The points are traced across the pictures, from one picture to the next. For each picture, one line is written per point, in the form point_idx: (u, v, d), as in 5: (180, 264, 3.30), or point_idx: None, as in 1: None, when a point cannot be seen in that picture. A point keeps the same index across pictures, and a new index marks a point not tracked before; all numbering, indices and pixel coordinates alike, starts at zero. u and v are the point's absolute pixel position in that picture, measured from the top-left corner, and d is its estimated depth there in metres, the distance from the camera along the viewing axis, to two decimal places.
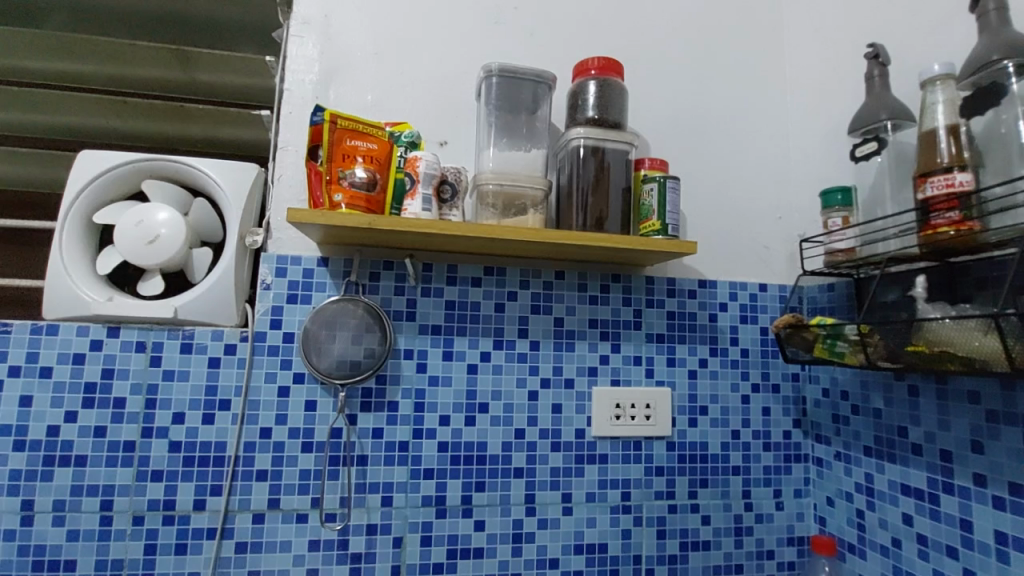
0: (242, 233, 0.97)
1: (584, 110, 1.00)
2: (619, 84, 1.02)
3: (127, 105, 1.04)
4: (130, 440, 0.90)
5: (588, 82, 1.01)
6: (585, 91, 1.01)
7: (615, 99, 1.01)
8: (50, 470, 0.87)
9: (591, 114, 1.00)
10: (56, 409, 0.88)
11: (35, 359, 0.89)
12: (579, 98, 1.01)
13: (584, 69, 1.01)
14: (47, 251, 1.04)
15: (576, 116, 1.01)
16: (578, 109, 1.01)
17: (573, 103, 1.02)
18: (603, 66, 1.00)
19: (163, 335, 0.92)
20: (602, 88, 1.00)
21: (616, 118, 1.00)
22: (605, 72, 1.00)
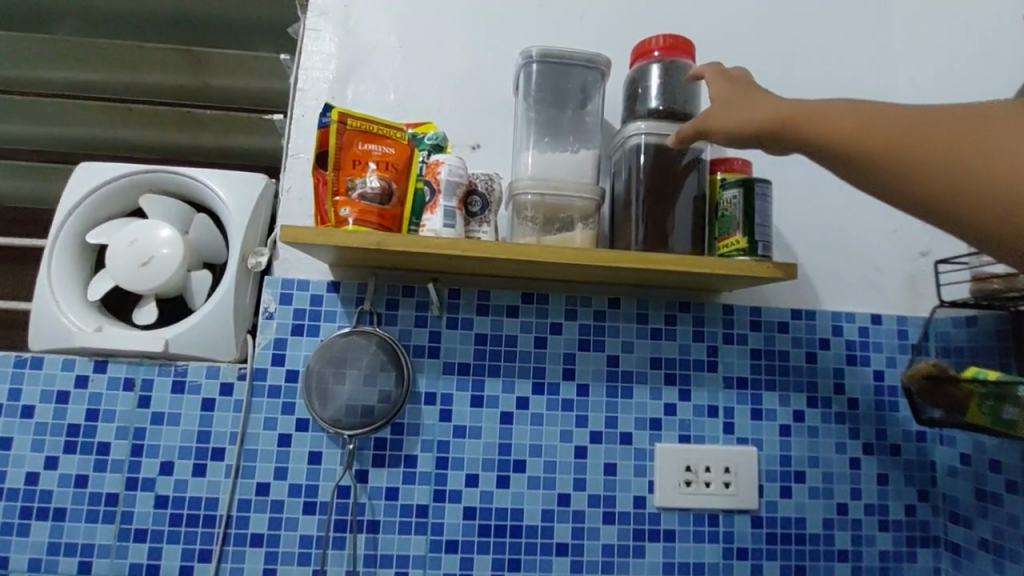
0: (246, 252, 0.84)
1: (647, 99, 0.81)
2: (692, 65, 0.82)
3: (135, 112, 0.95)
4: (114, 492, 0.78)
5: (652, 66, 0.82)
6: (647, 76, 0.82)
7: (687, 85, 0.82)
8: (26, 524, 0.77)
9: (656, 103, 0.81)
10: (36, 454, 0.78)
11: (17, 397, 0.79)
12: (640, 85, 0.83)
13: (645, 51, 0.82)
14: None
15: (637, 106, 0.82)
16: (640, 98, 0.82)
17: (632, 93, 0.83)
18: (670, 45, 0.81)
19: (154, 371, 0.81)
20: (669, 71, 0.82)
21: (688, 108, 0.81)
22: (673, 53, 0.81)
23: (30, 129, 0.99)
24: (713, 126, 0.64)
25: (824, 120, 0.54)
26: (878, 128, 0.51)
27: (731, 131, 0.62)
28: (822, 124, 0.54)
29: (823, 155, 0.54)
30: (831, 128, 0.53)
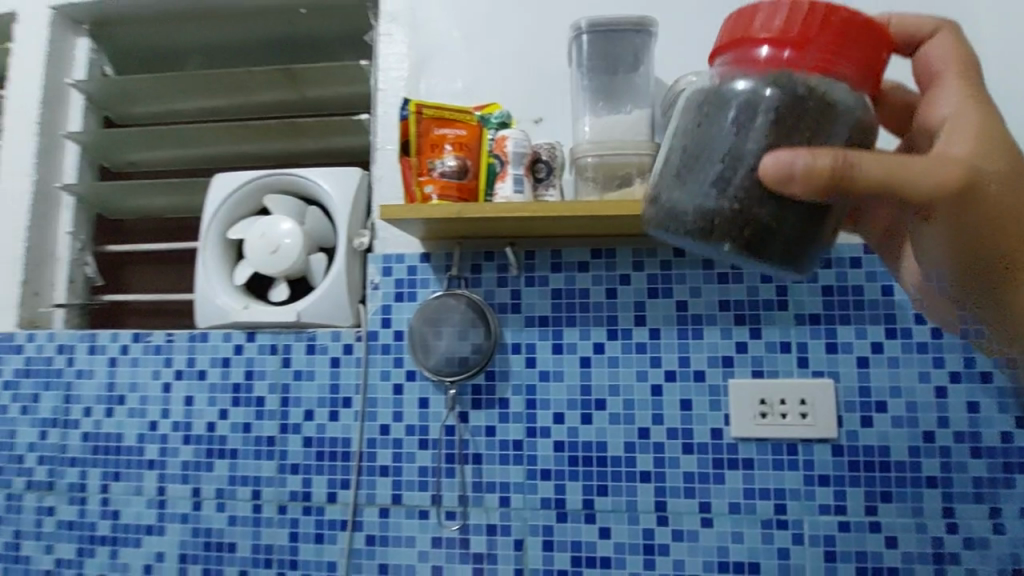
0: (354, 236, 0.99)
1: (727, 159, 0.51)
2: (860, 111, 0.49)
3: (251, 128, 1.14)
4: (271, 435, 0.96)
5: (761, 91, 0.49)
6: (749, 93, 0.50)
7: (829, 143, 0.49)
8: (210, 462, 0.97)
9: (741, 180, 0.50)
10: (212, 407, 0.98)
11: (193, 363, 1.00)
12: (735, 109, 0.50)
13: (796, 15, 0.47)
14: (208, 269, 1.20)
15: (721, 159, 0.51)
16: (725, 135, 0.51)
17: (711, 123, 0.52)
18: (841, 28, 0.47)
19: (291, 338, 0.98)
20: (794, 116, 0.48)
21: (795, 220, 0.50)
22: (807, 56, 0.47)
23: (175, 152, 1.21)
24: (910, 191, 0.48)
25: None
26: None
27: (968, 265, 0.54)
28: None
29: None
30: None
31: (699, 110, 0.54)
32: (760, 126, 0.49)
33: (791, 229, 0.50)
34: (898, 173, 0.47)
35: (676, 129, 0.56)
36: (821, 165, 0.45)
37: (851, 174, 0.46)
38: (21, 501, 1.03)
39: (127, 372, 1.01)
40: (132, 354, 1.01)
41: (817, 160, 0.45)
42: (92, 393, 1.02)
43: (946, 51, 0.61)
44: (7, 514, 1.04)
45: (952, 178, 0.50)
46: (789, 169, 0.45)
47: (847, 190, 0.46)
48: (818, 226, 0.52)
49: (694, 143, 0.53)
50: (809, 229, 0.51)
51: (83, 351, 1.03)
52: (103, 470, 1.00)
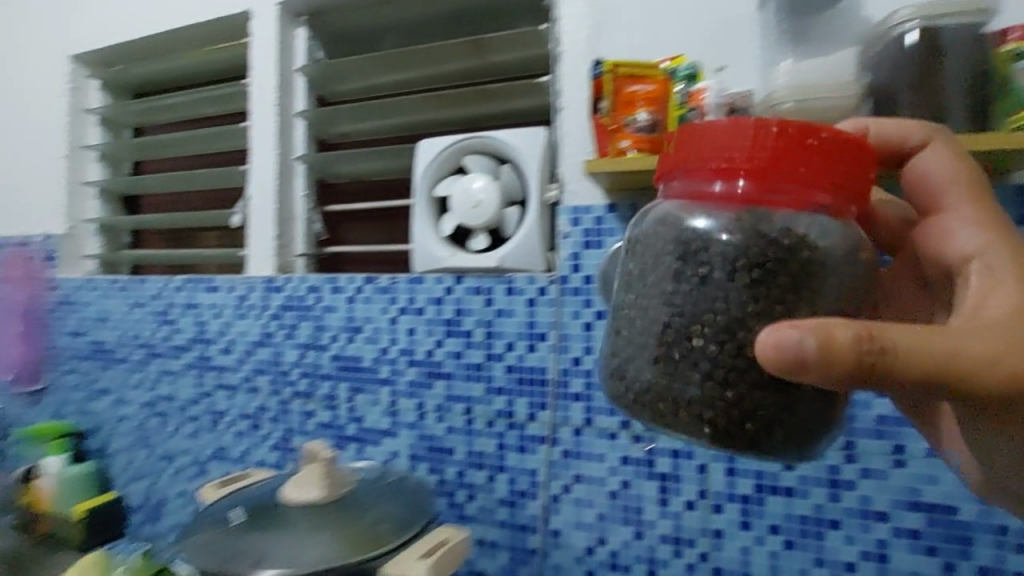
0: (545, 192, 1.12)
1: (693, 324, 0.52)
2: (828, 264, 0.52)
3: (444, 97, 1.29)
4: (479, 362, 1.14)
5: (718, 235, 0.52)
6: (715, 244, 0.52)
7: (804, 307, 0.51)
8: (431, 381, 1.18)
9: (711, 353, 0.51)
10: (430, 337, 1.18)
11: (414, 301, 1.20)
12: (705, 258, 0.52)
13: (751, 139, 0.49)
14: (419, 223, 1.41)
15: (678, 331, 0.52)
16: (679, 301, 0.53)
17: (661, 278, 0.55)
18: (817, 148, 0.48)
19: (494, 281, 1.13)
20: (768, 273, 0.50)
21: (772, 403, 0.51)
22: (762, 182, 0.50)
23: (379, 123, 1.42)
24: (948, 366, 0.45)
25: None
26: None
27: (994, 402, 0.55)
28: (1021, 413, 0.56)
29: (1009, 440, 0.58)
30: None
31: (667, 249, 0.55)
32: (727, 289, 0.51)
33: (768, 414, 0.51)
34: (923, 346, 0.45)
35: (630, 277, 0.59)
36: (835, 347, 0.42)
37: (875, 357, 0.43)
38: (289, 406, 1.32)
39: (363, 308, 1.24)
40: (365, 293, 1.24)
41: (832, 332, 0.42)
42: (337, 323, 1.27)
43: (940, 168, 0.62)
44: (280, 416, 1.33)
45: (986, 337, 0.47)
46: (795, 351, 0.42)
47: (876, 373, 0.43)
48: (801, 408, 0.52)
49: (643, 303, 0.56)
50: (791, 402, 0.51)
51: (328, 291, 1.28)
52: (349, 384, 1.26)
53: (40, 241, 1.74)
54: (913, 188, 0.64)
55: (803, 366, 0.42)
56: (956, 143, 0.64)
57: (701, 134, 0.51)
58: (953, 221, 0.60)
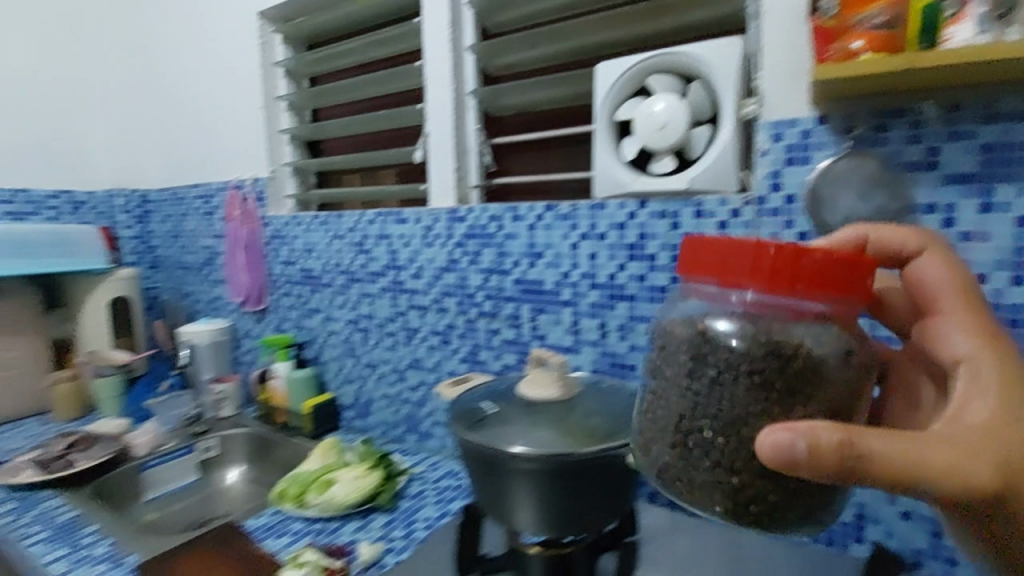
0: (742, 106, 1.06)
1: (699, 419, 0.67)
2: (826, 361, 0.66)
3: (621, 14, 1.25)
4: (664, 284, 1.17)
5: (730, 339, 0.67)
6: (727, 348, 0.66)
7: (805, 399, 0.64)
8: (614, 303, 1.24)
9: (717, 444, 0.66)
10: (612, 261, 1.23)
11: (596, 226, 1.24)
12: (713, 361, 0.67)
13: (753, 255, 0.61)
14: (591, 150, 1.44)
15: (692, 422, 0.68)
16: (693, 399, 0.68)
17: (676, 381, 0.71)
18: (812, 267, 0.59)
19: (681, 205, 1.13)
20: (766, 377, 0.64)
21: (773, 485, 0.65)
22: (770, 282, 0.60)
23: (548, 51, 1.42)
24: (924, 472, 0.57)
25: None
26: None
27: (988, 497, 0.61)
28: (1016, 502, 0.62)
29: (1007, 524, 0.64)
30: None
31: (685, 348, 0.71)
32: (735, 390, 0.65)
33: (771, 494, 0.65)
34: (898, 456, 0.57)
35: (659, 362, 0.74)
36: (823, 448, 0.54)
37: (852, 459, 0.55)
38: (476, 324, 1.48)
39: (544, 234, 1.32)
40: (546, 221, 1.31)
41: (819, 435, 0.55)
42: (519, 250, 1.37)
43: (940, 276, 0.77)
44: (467, 333, 1.50)
45: (965, 458, 0.59)
46: (789, 450, 0.55)
47: (853, 472, 0.55)
48: (799, 487, 0.66)
49: (665, 394, 0.72)
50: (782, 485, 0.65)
51: (509, 220, 1.38)
52: (532, 306, 1.37)
53: (250, 184, 2.02)
54: (919, 293, 0.79)
55: (799, 466, 0.55)
56: (950, 253, 0.79)
57: (713, 247, 0.65)
58: (953, 331, 0.74)
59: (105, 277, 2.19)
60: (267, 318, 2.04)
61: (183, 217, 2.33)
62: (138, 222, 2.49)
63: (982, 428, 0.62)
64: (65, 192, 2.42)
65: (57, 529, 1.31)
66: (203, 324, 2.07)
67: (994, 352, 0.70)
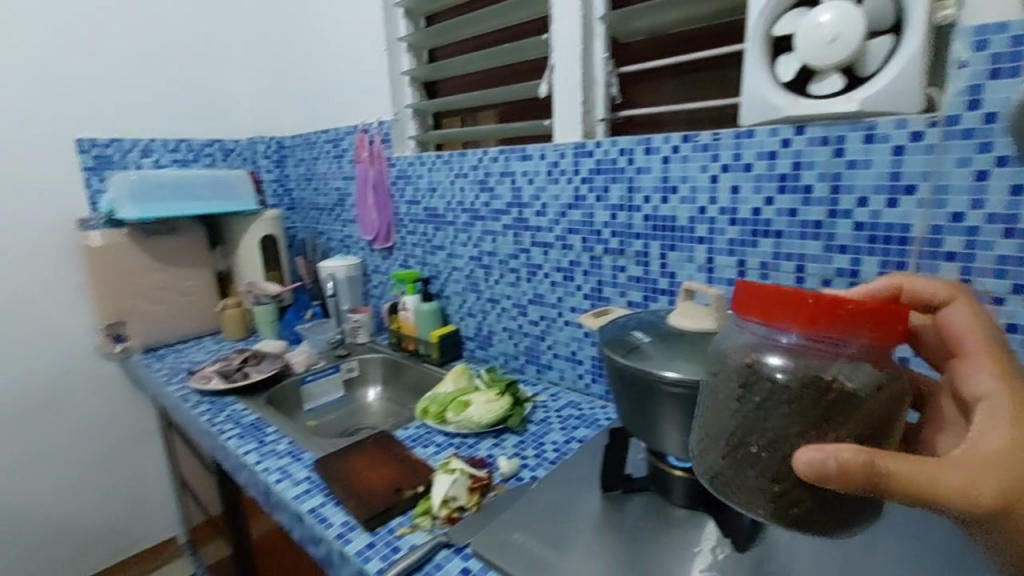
0: (937, 8, 0.90)
1: (748, 435, 0.71)
2: (865, 395, 0.66)
3: None
4: (818, 219, 1.09)
5: (778, 373, 0.70)
6: (772, 379, 0.69)
7: (839, 424, 0.66)
8: (756, 240, 1.18)
9: (765, 459, 0.69)
10: (757, 194, 1.16)
11: (740, 158, 1.17)
12: (758, 390, 0.71)
13: (790, 305, 0.64)
14: (731, 73, 1.33)
15: (741, 437, 0.72)
16: (743, 415, 0.72)
17: (734, 397, 0.74)
18: (846, 315, 0.62)
19: (846, 129, 1.03)
20: (805, 404, 0.67)
21: (813, 499, 0.67)
22: (812, 329, 0.63)
23: None
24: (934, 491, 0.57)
25: None
26: None
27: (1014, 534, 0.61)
28: None
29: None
30: None
31: (733, 376, 0.75)
32: (776, 415, 0.69)
33: (811, 507, 0.68)
34: (921, 476, 0.58)
35: (709, 390, 0.80)
36: (855, 464, 0.56)
37: (875, 477, 0.57)
38: (601, 261, 1.48)
39: (679, 167, 1.26)
40: (682, 153, 1.25)
41: (845, 454, 0.56)
42: (650, 184, 1.32)
43: (966, 321, 0.78)
44: (591, 269, 1.51)
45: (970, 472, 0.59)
46: (820, 469, 0.56)
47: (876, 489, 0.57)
48: (837, 505, 0.68)
49: (720, 410, 0.76)
50: (822, 505, 0.68)
51: (641, 153, 1.32)
52: (662, 243, 1.34)
53: (376, 127, 2.12)
54: (947, 336, 0.80)
55: (828, 480, 0.57)
56: (976, 299, 0.80)
57: (752, 299, 0.69)
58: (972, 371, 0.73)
59: (256, 217, 2.46)
60: (394, 254, 2.20)
61: (315, 161, 2.52)
62: (277, 167, 2.74)
63: (997, 453, 0.61)
64: (216, 141, 2.70)
65: (247, 427, 1.57)
66: (339, 260, 2.28)
67: (1009, 389, 0.69)
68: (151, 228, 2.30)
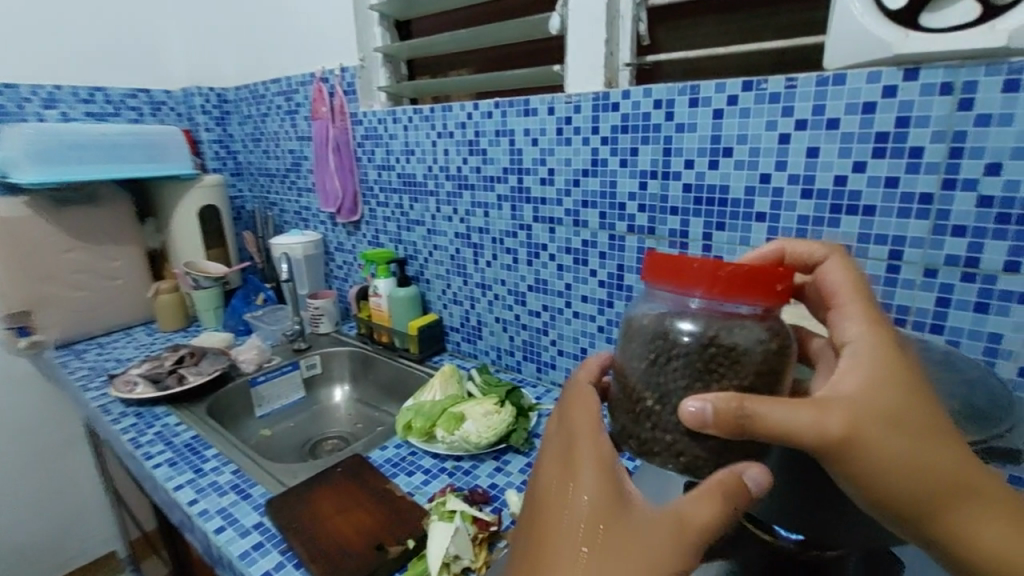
0: None
1: (643, 390, 0.65)
2: (747, 347, 0.61)
3: None
4: (927, 192, 0.85)
5: (678, 334, 0.63)
6: (667, 338, 0.64)
7: (725, 379, 0.60)
8: (837, 218, 0.93)
9: (662, 415, 0.63)
10: (843, 159, 0.91)
11: (822, 112, 0.91)
12: (655, 347, 0.65)
13: (686, 267, 0.60)
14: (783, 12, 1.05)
15: (638, 390, 0.66)
16: (640, 370, 0.66)
17: (635, 359, 0.67)
18: (729, 277, 0.58)
19: (979, 73, 0.77)
20: (692, 357, 0.62)
21: (709, 454, 0.60)
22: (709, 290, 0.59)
23: None
24: (793, 432, 0.51)
25: (949, 495, 0.54)
26: (959, 490, 0.54)
27: (892, 486, 0.54)
28: (934, 471, 0.53)
29: (937, 522, 0.54)
30: (946, 476, 0.54)
31: (636, 344, 0.68)
32: (673, 365, 0.63)
33: (708, 464, 0.61)
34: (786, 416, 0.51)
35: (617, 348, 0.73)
36: (723, 411, 0.52)
37: (743, 424, 0.52)
38: (623, 241, 1.21)
39: (735, 124, 0.99)
40: (741, 104, 0.98)
41: (719, 401, 0.53)
42: (696, 145, 1.05)
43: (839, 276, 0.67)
44: (611, 251, 1.24)
45: (834, 411, 0.53)
46: (698, 417, 0.54)
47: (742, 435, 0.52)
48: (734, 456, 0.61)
49: (622, 371, 0.70)
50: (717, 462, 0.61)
51: (684, 104, 1.04)
52: (706, 219, 1.07)
53: (338, 77, 1.74)
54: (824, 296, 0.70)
55: (707, 424, 0.53)
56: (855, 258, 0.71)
57: (654, 263, 0.63)
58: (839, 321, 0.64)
59: (192, 183, 2.03)
60: (362, 230, 1.86)
61: (264, 118, 2.12)
62: (218, 125, 2.31)
63: (858, 393, 0.54)
64: (142, 92, 2.25)
65: (181, 449, 1.24)
66: (295, 235, 1.93)
67: (876, 334, 0.60)
68: (58, 195, 1.87)
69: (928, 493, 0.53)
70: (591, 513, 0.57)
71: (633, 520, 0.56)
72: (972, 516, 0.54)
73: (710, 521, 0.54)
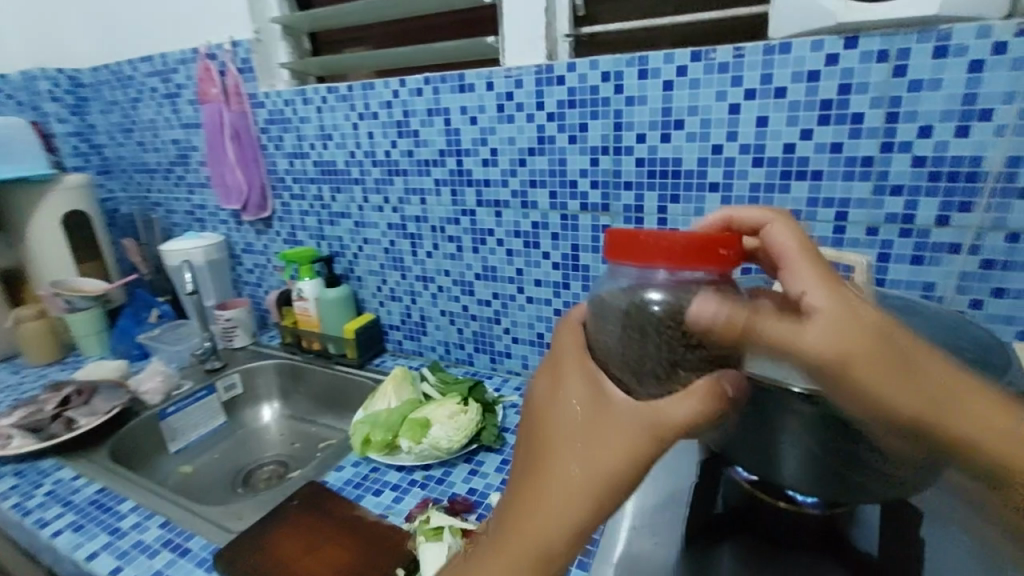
0: None
1: (614, 365, 0.58)
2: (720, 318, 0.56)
3: None
4: (868, 155, 0.90)
5: (652, 305, 0.57)
6: (640, 312, 0.57)
7: (702, 354, 0.55)
8: (787, 184, 0.96)
9: (637, 391, 0.56)
10: (792, 127, 0.93)
11: (770, 80, 0.92)
12: (626, 319, 0.58)
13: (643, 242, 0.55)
14: None
15: (606, 364, 0.58)
16: (611, 345, 0.58)
17: (604, 333, 0.60)
18: (687, 249, 0.53)
19: (912, 40, 0.82)
20: (668, 332, 0.56)
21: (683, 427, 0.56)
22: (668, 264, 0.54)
23: None
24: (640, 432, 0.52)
25: (929, 396, 0.47)
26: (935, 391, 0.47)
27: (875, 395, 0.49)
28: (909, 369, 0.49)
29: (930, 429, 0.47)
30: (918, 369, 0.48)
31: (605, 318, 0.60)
32: (649, 340, 0.56)
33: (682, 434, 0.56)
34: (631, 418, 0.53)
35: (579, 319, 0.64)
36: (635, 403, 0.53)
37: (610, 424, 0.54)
38: (576, 221, 1.17)
39: (686, 95, 0.99)
40: (691, 75, 0.97)
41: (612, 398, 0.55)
42: (647, 118, 1.03)
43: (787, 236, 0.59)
44: (564, 232, 1.19)
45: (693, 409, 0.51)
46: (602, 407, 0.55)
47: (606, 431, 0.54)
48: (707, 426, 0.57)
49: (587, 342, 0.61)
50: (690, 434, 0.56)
51: (633, 76, 1.02)
52: (661, 193, 1.07)
53: (229, 52, 1.51)
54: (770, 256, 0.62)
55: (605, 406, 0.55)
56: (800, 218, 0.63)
57: (614, 238, 0.58)
58: (792, 280, 0.56)
59: (51, 183, 1.68)
60: (275, 227, 1.66)
61: (135, 104, 1.81)
62: (72, 113, 1.93)
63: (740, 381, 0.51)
64: None
65: (86, 508, 1.03)
66: (191, 239, 1.68)
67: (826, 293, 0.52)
68: None
69: (905, 393, 0.47)
70: (583, 417, 0.56)
71: (619, 416, 0.54)
72: (967, 411, 0.46)
73: (690, 417, 0.51)
